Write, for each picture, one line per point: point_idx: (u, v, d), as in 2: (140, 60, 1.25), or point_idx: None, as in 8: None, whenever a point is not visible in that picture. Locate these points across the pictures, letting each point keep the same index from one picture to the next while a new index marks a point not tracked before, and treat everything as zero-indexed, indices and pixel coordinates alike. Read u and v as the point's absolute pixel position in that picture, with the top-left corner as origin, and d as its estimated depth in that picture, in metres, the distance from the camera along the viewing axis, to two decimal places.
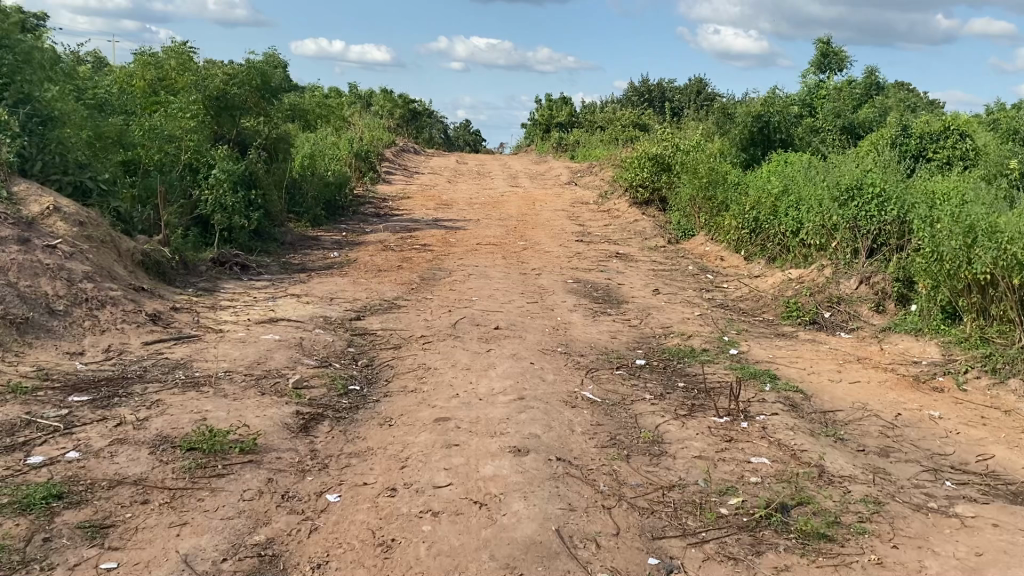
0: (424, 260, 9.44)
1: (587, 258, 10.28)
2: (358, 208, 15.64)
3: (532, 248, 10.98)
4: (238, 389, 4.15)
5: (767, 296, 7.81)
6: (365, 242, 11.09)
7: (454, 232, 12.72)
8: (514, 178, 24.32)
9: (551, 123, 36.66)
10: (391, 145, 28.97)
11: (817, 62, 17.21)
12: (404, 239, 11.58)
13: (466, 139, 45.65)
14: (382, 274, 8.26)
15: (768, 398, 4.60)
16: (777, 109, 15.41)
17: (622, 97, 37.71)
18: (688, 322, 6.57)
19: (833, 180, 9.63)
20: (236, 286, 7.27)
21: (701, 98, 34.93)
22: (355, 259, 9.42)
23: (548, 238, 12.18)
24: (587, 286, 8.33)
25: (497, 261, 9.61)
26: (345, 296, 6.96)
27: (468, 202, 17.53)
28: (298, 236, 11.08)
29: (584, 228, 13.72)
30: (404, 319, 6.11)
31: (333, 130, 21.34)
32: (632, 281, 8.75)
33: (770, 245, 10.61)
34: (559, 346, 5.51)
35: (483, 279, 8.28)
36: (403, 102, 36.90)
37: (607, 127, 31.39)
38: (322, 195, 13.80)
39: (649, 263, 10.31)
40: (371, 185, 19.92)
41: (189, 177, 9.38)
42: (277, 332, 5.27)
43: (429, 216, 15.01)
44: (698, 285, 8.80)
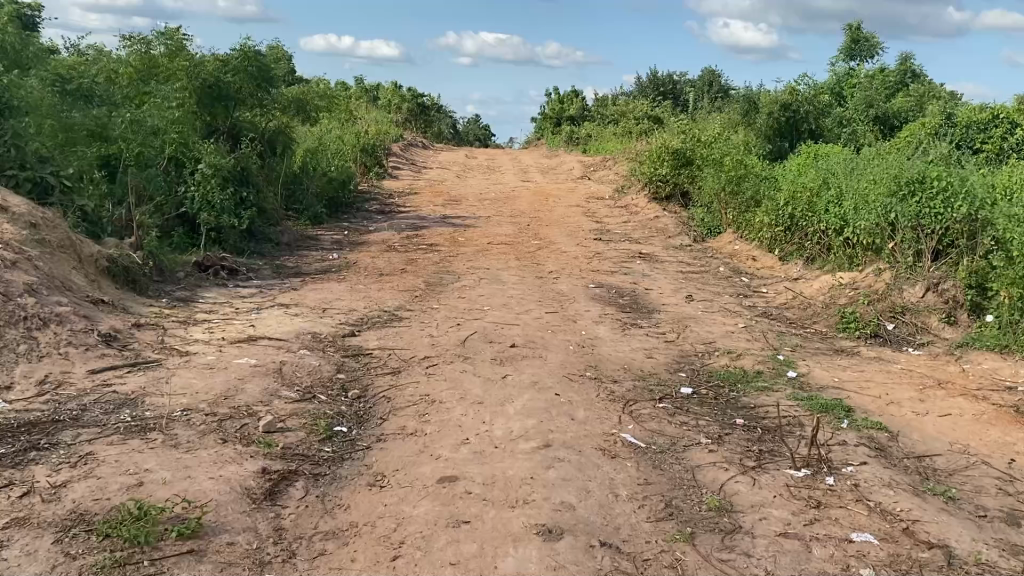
0: (431, 262, 8.62)
1: (608, 259, 9.44)
2: (363, 204, 14.85)
3: (548, 249, 10.14)
4: (195, 436, 3.33)
5: (815, 304, 6.94)
6: (368, 242, 10.27)
7: (464, 231, 11.91)
8: (526, 173, 23.47)
9: (563, 117, 35.78)
10: (399, 139, 28.17)
11: (845, 49, 16.20)
12: (410, 238, 10.77)
13: (475, 133, 44.85)
14: (385, 280, 7.44)
15: (849, 441, 3.76)
16: (807, 99, 14.51)
17: (636, 89, 36.77)
18: (732, 337, 5.71)
19: (881, 174, 8.74)
20: (219, 294, 6.46)
21: (716, 90, 34.03)
22: (356, 262, 8.60)
23: (564, 237, 11.34)
24: (611, 292, 7.49)
25: (511, 263, 8.78)
26: (341, 306, 6.15)
27: (479, 199, 16.70)
28: (296, 235, 10.28)
29: (602, 225, 12.89)
30: (407, 335, 5.29)
31: (338, 123, 20.55)
32: (661, 286, 7.89)
33: (808, 245, 9.74)
34: (588, 370, 4.68)
35: (497, 284, 7.45)
36: (411, 95, 36.10)
37: (620, 120, 30.54)
38: (323, 192, 12.99)
39: (676, 264, 9.45)
40: (376, 181, 19.11)
41: (174, 173, 8.58)
42: (253, 356, 4.45)
43: (438, 213, 14.20)
44: (734, 291, 7.94)
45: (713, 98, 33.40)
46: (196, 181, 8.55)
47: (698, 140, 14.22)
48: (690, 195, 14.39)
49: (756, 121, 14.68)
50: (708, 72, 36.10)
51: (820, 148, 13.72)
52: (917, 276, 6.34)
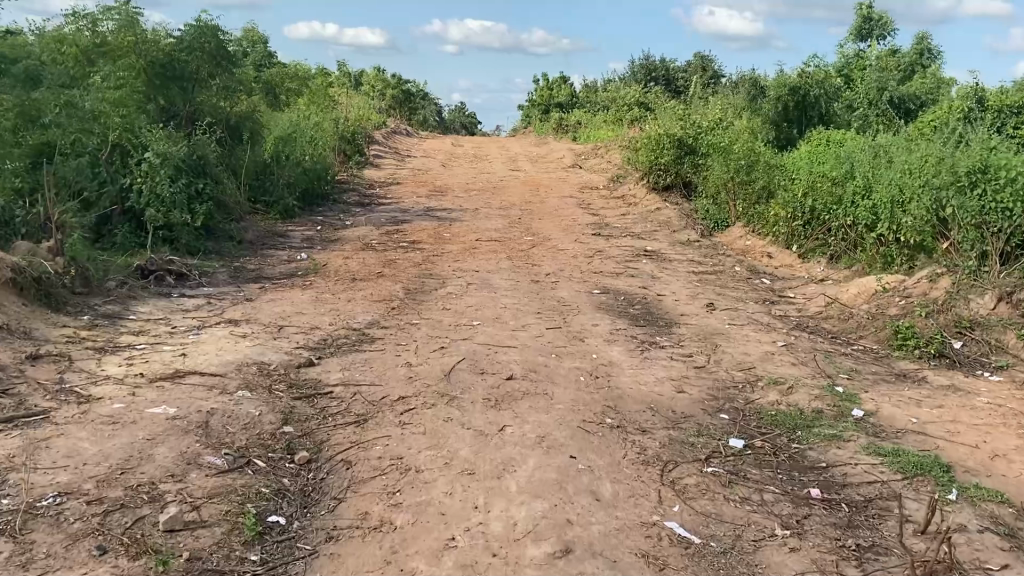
0: (413, 264, 7.61)
1: (611, 258, 8.45)
2: (340, 195, 13.81)
3: (542, 246, 9.14)
4: (60, 547, 2.32)
5: (857, 314, 5.98)
6: (343, 239, 9.24)
7: (450, 225, 10.89)
8: (515, 162, 22.45)
9: (551, 104, 34.72)
10: (381, 127, 27.08)
11: (855, 29, 15.24)
12: (390, 235, 9.73)
13: (461, 121, 43.79)
14: (358, 286, 6.42)
15: (969, 524, 2.79)
16: (816, 82, 13.54)
17: (626, 76, 35.73)
18: (772, 360, 4.73)
19: (917, 164, 7.79)
20: (158, 307, 5.43)
21: (709, 77, 33.14)
22: (326, 263, 7.58)
23: (560, 232, 10.34)
24: (619, 299, 6.51)
25: (503, 264, 7.77)
26: (300, 324, 5.13)
27: (465, 189, 15.67)
28: (262, 232, 9.25)
29: (599, 218, 11.92)
30: (378, 364, 4.28)
31: (316, 110, 19.46)
32: (675, 291, 6.90)
33: (832, 241, 8.78)
34: (608, 413, 3.69)
35: (488, 291, 6.44)
36: (395, 82, 34.95)
37: (611, 108, 29.55)
38: (295, 183, 11.92)
39: (688, 263, 8.47)
40: (356, 170, 18.03)
41: (118, 164, 7.53)
42: (174, 403, 3.43)
43: (421, 205, 13.18)
44: (759, 296, 6.96)
45: (707, 85, 32.42)
46: (143, 172, 7.51)
47: (700, 127, 13.23)
48: (691, 186, 13.41)
49: (762, 106, 13.70)
50: (700, 58, 35.10)
51: (832, 134, 12.77)
52: (985, 284, 5.39)
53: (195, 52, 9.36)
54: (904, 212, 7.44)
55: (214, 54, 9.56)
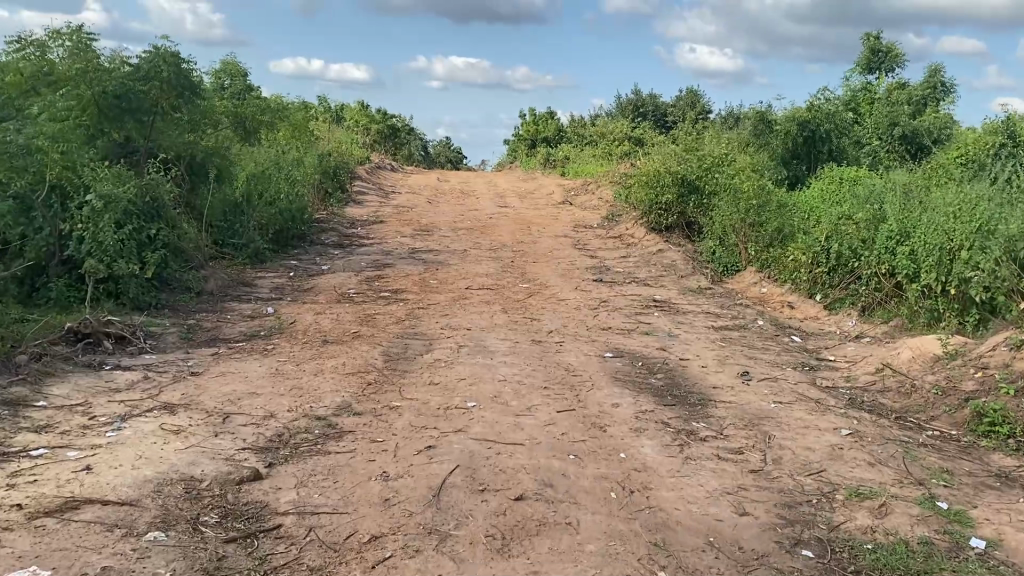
0: (394, 320, 6.63)
1: (618, 310, 7.52)
2: (318, 235, 12.86)
3: (540, 295, 8.20)
4: None
5: (922, 388, 5.04)
6: (316, 289, 8.25)
7: (436, 270, 9.94)
8: (503, 198, 21.60)
9: (538, 139, 34.03)
10: (365, 162, 26.26)
11: (864, 61, 14.56)
12: (369, 283, 8.76)
13: (447, 155, 43.13)
14: (329, 352, 5.43)
15: None
16: (827, 116, 12.79)
17: (614, 110, 35.14)
18: (843, 459, 3.78)
19: (964, 209, 6.98)
20: (79, 387, 4.43)
21: (698, 113, 32.63)
22: (295, 319, 6.58)
23: (557, 278, 9.41)
24: (636, 366, 5.55)
25: (497, 320, 6.80)
26: (252, 411, 4.13)
27: (452, 228, 14.75)
28: (226, 281, 8.28)
29: (599, 261, 11.02)
30: (346, 475, 3.29)
31: (296, 146, 18.60)
32: (698, 355, 5.95)
33: (863, 291, 7.91)
34: (657, 558, 2.73)
35: (483, 357, 5.46)
36: (379, 116, 34.21)
37: (600, 142, 28.89)
38: (267, 224, 10.95)
39: (705, 316, 7.54)
40: (337, 208, 17.11)
41: (56, 207, 6.56)
42: (52, 560, 2.44)
43: (405, 246, 12.24)
44: (794, 361, 6.03)
45: (696, 120, 31.84)
46: (83, 217, 6.51)
47: (703, 164, 12.42)
48: (693, 225, 12.57)
49: (769, 141, 12.93)
50: (689, 93, 34.59)
51: (845, 173, 12.01)
52: None
53: (154, 80, 8.41)
54: (954, 263, 6.60)
55: (176, 84, 8.63)
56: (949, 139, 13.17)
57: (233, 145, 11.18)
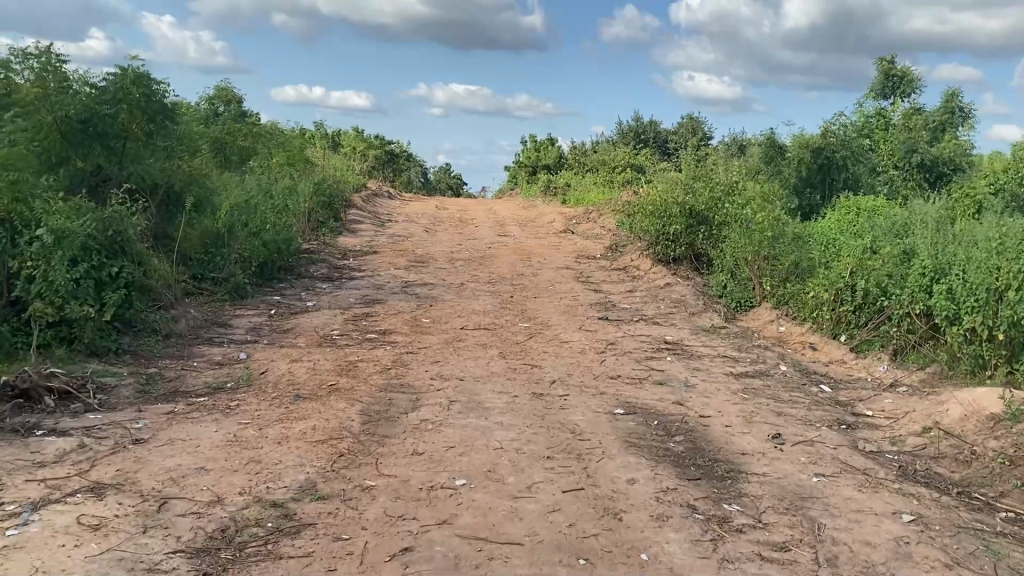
0: (378, 368, 5.95)
1: (626, 355, 6.83)
2: (307, 268, 12.22)
3: (541, 337, 7.52)
4: None
5: (984, 455, 4.36)
6: (296, 331, 7.57)
7: (429, 307, 9.27)
8: (502, 227, 20.97)
9: (538, 166, 33.50)
10: (361, 190, 25.72)
11: (878, 85, 14.02)
12: (356, 322, 8.08)
13: (447, 182, 42.66)
14: (299, 411, 4.74)
15: None
16: (842, 142, 12.22)
17: (615, 137, 34.65)
18: (913, 562, 3.09)
19: (1009, 245, 6.34)
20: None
21: (700, 140, 32.14)
22: (267, 368, 5.90)
23: (559, 315, 8.74)
24: (650, 427, 4.86)
25: (493, 368, 6.12)
26: (196, 494, 3.44)
27: (449, 259, 14.12)
28: (199, 321, 7.61)
29: (603, 296, 10.37)
30: None
31: (289, 174, 18.04)
32: (720, 412, 5.26)
33: (893, 332, 7.25)
34: None
35: (476, 416, 4.77)
36: (377, 143, 33.73)
37: (601, 169, 28.34)
38: (250, 257, 10.29)
39: (722, 362, 6.85)
40: (330, 237, 16.50)
41: (3, 242, 5.91)
42: None
43: (399, 279, 11.59)
44: (828, 418, 5.33)
45: (698, 147, 31.30)
46: (33, 254, 5.87)
47: (712, 194, 11.81)
48: (702, 257, 11.92)
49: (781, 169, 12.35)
50: (691, 120, 34.12)
51: (862, 203, 11.41)
52: None
53: (123, 104, 7.84)
54: (1001, 305, 5.95)
55: (147, 108, 8.07)
56: (970, 167, 12.58)
57: (215, 173, 10.56)
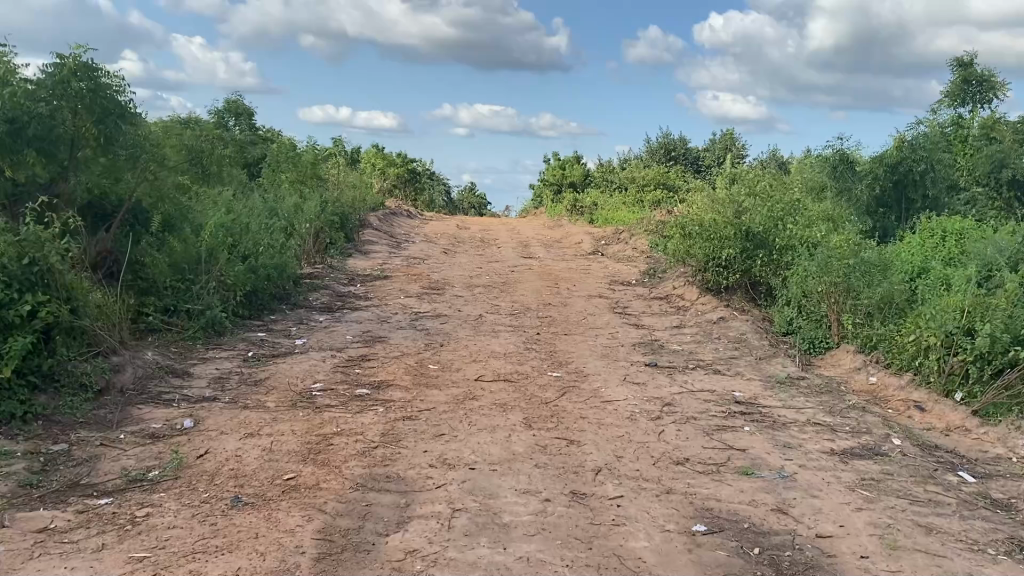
0: (360, 447, 4.40)
1: (691, 424, 5.23)
2: (305, 296, 10.75)
3: (576, 393, 5.94)
4: None
5: None
6: (269, 383, 6.05)
7: (439, 347, 7.73)
8: (526, 248, 19.39)
9: (563, 183, 31.96)
10: (378, 208, 24.39)
11: (954, 92, 12.38)
12: (346, 370, 6.54)
13: (470, 201, 41.28)
14: (228, 534, 3.21)
15: None
16: (921, 154, 10.57)
17: (644, 154, 33.01)
18: None
19: None
20: None
21: (734, 158, 30.45)
22: (209, 446, 4.38)
23: (597, 361, 7.15)
24: (749, 561, 3.27)
25: (515, 445, 4.53)
26: None
27: (467, 285, 12.60)
28: (150, 370, 6.12)
29: (646, 333, 8.78)
30: None
31: (297, 192, 16.68)
32: (844, 528, 3.66)
33: None
34: None
35: (489, 542, 3.21)
36: (397, 160, 32.40)
37: (630, 187, 26.74)
38: (233, 286, 8.84)
39: (815, 436, 5.23)
40: (339, 259, 15.06)
41: None
42: None
43: (408, 310, 10.07)
44: (999, 536, 3.70)
45: (733, 163, 29.54)
46: None
47: (771, 212, 10.21)
48: (759, 286, 10.29)
49: (851, 185, 10.72)
50: (723, 135, 32.36)
51: (949, 225, 9.76)
52: None
53: (64, 102, 6.54)
54: None
55: (95, 106, 6.74)
56: None
57: (194, 188, 9.16)
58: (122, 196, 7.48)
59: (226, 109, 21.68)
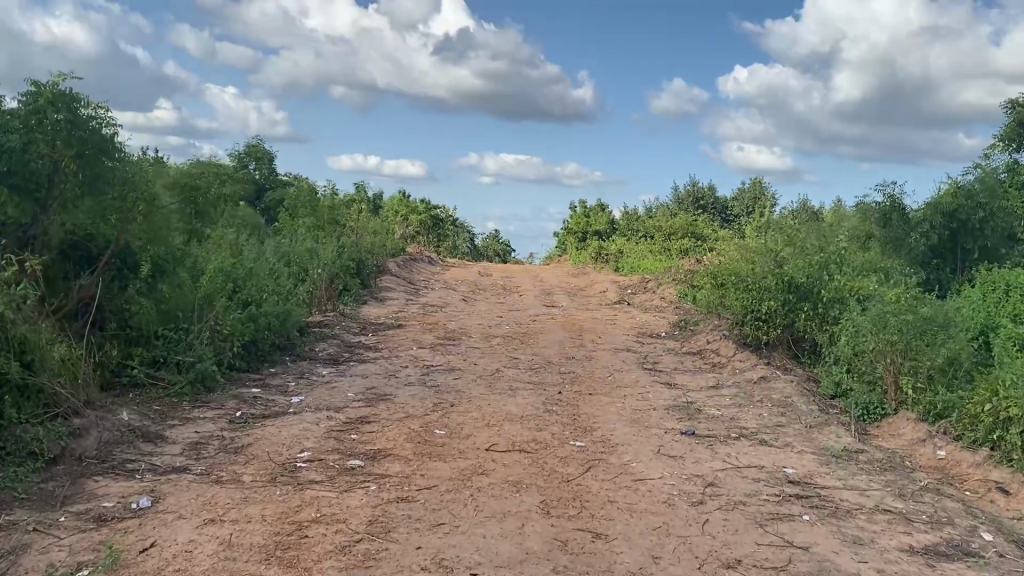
0: (339, 541, 3.64)
1: (739, 513, 4.40)
2: (310, 348, 10.06)
3: (602, 468, 5.14)
4: None
5: None
6: (251, 451, 5.30)
7: (449, 408, 6.96)
8: (549, 297, 18.64)
9: (588, 231, 31.31)
10: (398, 255, 23.84)
11: (1009, 135, 11.57)
12: (342, 435, 5.79)
13: (495, 249, 40.74)
14: None
15: None
16: (979, 201, 9.76)
17: (670, 202, 32.35)
18: None
19: None
20: None
21: (763, 207, 29.67)
22: (158, 537, 3.62)
23: (627, 428, 6.34)
24: None
25: (529, 542, 3.75)
26: None
27: (486, 337, 11.86)
28: (118, 433, 5.39)
29: (679, 394, 7.96)
30: None
31: (312, 237, 16.14)
32: None
33: None
34: None
35: None
36: (420, 206, 31.98)
37: (656, 236, 26.02)
38: (230, 337, 8.18)
39: (888, 528, 4.38)
40: (353, 306, 14.42)
41: None
42: None
43: (420, 364, 9.33)
44: None
45: (763, 211, 28.73)
46: None
47: (815, 262, 9.43)
48: (802, 342, 9.48)
49: (903, 234, 9.92)
50: (753, 184, 31.63)
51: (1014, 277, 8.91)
52: None
53: (38, 134, 6.06)
54: None
55: (73, 139, 6.29)
56: None
57: (192, 232, 8.59)
58: (109, 238, 6.90)
59: (246, 153, 21.37)
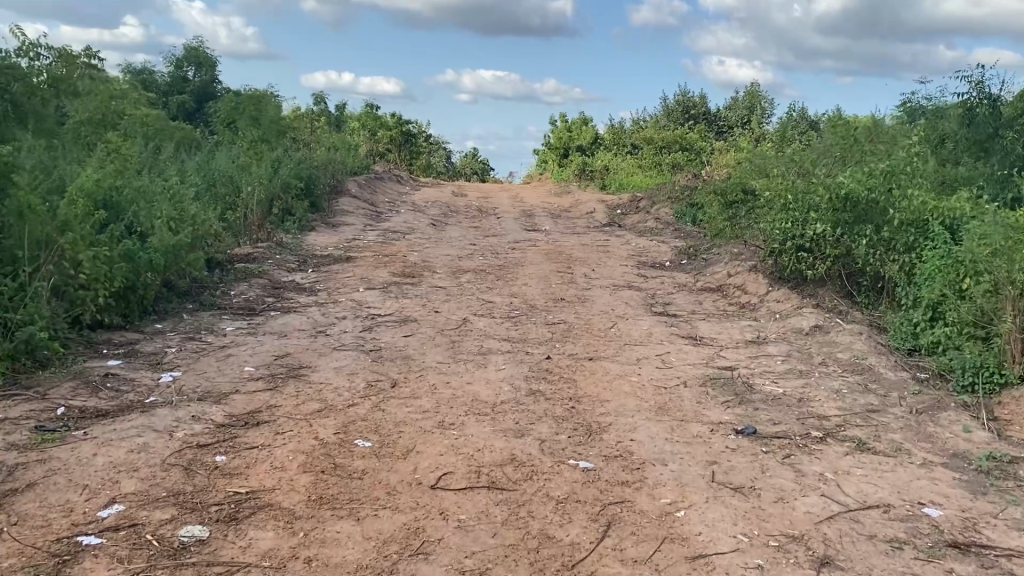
0: None
1: None
2: (223, 291, 7.74)
3: (630, 528, 2.95)
4: None
5: None
6: (23, 505, 3.05)
7: (387, 391, 4.70)
8: (530, 220, 16.29)
9: (571, 146, 28.74)
10: (361, 173, 21.31)
11: None
12: (201, 458, 3.55)
13: (472, 167, 38.08)
14: None
15: None
16: None
17: (660, 114, 29.72)
18: None
19: None
20: None
21: (760, 118, 27.12)
22: None
23: (656, 428, 4.13)
24: None
25: None
26: None
27: (453, 271, 9.57)
28: None
29: (715, 355, 5.76)
30: None
31: (250, 151, 13.62)
32: None
33: None
34: None
35: None
36: (389, 119, 29.18)
37: (646, 150, 23.56)
38: (89, 284, 5.87)
39: None
40: (296, 232, 12.04)
41: None
42: None
43: (362, 313, 7.05)
44: None
45: (760, 121, 26.22)
46: None
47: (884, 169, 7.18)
48: (858, 276, 7.29)
49: (992, 133, 7.68)
50: (749, 91, 28.97)
51: None
52: None
53: None
54: None
55: None
56: None
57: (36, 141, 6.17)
58: None
59: (184, 57, 18.55)
